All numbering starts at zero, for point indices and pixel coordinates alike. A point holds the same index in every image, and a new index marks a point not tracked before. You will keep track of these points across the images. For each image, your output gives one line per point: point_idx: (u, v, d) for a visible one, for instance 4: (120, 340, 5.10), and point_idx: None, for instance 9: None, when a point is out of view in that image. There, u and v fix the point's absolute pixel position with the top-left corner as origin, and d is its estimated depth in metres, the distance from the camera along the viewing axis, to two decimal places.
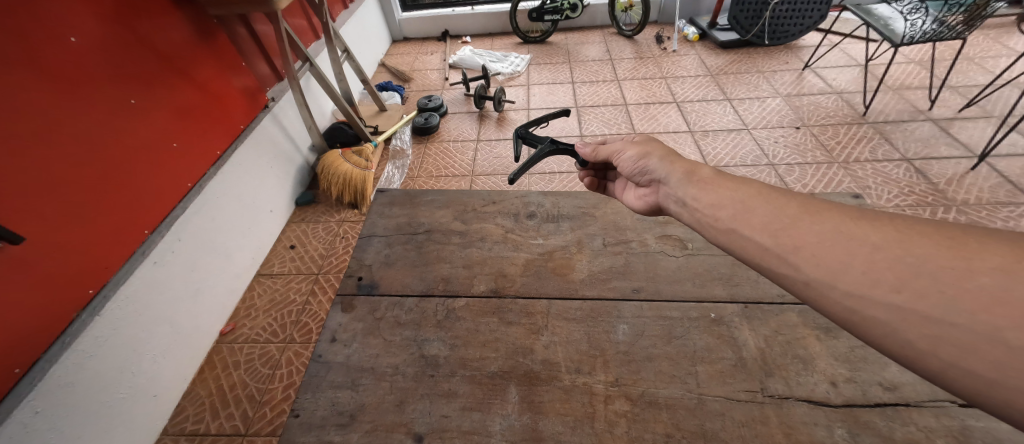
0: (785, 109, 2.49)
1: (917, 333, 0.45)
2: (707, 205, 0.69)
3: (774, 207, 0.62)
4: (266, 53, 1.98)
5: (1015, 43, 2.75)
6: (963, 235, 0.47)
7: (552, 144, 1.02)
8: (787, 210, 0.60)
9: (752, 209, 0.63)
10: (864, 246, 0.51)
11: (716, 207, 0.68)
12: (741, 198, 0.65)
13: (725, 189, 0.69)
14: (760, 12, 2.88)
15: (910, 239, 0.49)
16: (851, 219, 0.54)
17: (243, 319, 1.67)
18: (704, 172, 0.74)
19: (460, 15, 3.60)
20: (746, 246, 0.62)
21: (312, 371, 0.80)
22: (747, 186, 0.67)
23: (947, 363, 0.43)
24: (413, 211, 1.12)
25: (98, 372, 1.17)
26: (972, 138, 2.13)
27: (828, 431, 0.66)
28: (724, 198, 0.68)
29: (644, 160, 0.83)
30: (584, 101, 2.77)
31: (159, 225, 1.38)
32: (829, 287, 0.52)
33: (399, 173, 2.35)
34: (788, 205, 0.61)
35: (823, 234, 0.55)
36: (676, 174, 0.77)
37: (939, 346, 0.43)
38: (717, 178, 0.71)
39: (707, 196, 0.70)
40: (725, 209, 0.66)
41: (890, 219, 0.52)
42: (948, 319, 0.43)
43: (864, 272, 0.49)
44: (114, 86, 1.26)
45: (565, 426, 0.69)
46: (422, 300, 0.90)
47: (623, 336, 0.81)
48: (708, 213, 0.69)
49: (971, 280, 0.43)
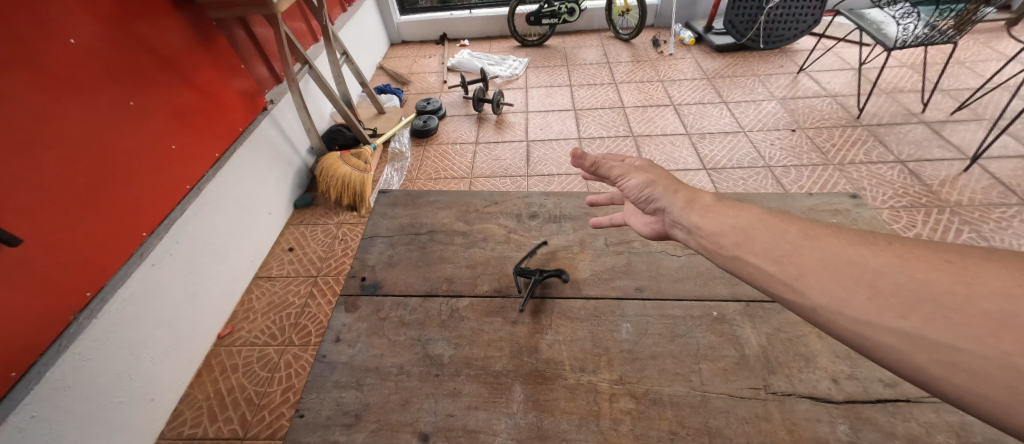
0: (780, 112, 2.52)
1: (929, 359, 0.45)
2: (709, 232, 0.69)
3: (775, 233, 0.62)
4: (265, 56, 1.98)
5: (1004, 47, 2.80)
6: (960, 258, 0.49)
7: (543, 275, 0.90)
8: (788, 237, 0.61)
9: (753, 237, 0.64)
10: (865, 272, 0.52)
11: (718, 234, 0.67)
12: (744, 226, 0.66)
13: (726, 217, 0.69)
14: (755, 16, 2.94)
15: (908, 262, 0.51)
16: (852, 245, 0.56)
17: (241, 322, 1.66)
18: (706, 200, 0.74)
19: (458, 19, 3.62)
20: (750, 265, 0.62)
21: (315, 371, 0.79)
22: (748, 213, 0.67)
23: (962, 388, 0.43)
24: (415, 212, 1.12)
25: (93, 376, 1.16)
26: (964, 140, 2.16)
27: (830, 427, 0.67)
28: (726, 225, 0.67)
29: (648, 189, 0.80)
30: (582, 104, 2.79)
31: (156, 229, 1.37)
32: (837, 315, 0.52)
33: (398, 175, 2.36)
34: (788, 231, 0.62)
35: (825, 259, 0.56)
36: (679, 203, 0.75)
37: (952, 371, 0.44)
38: (720, 207, 0.71)
39: (709, 223, 0.69)
40: (728, 236, 0.66)
41: (888, 242, 0.54)
42: (956, 344, 0.44)
43: (870, 299, 0.50)
44: (111, 87, 1.26)
45: (570, 424, 0.70)
46: (425, 299, 0.90)
47: (627, 334, 0.81)
48: (711, 240, 0.68)
49: (975, 305, 0.44)
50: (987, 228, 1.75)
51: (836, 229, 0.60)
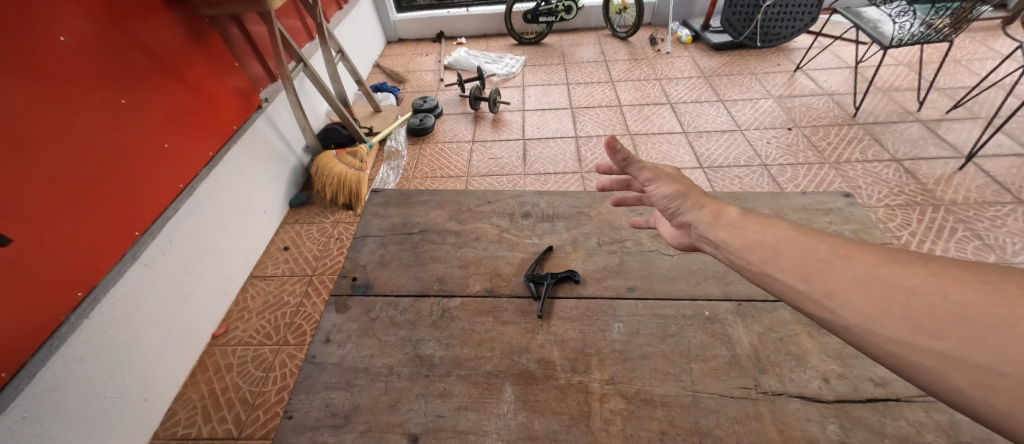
0: (777, 110, 2.52)
1: (968, 381, 0.43)
2: (737, 249, 0.67)
3: (805, 250, 0.61)
4: (260, 53, 1.97)
5: (1000, 46, 2.80)
6: (1001, 279, 0.46)
7: (556, 278, 0.89)
8: (817, 253, 0.60)
9: (781, 252, 0.62)
10: (899, 291, 0.51)
11: (746, 251, 0.66)
12: (772, 241, 0.64)
13: (752, 233, 0.67)
14: (752, 14, 2.95)
15: (946, 282, 0.49)
16: (885, 263, 0.54)
17: (236, 321, 1.66)
18: (733, 215, 0.71)
19: (455, 17, 3.61)
20: (779, 283, 0.61)
21: (305, 372, 0.79)
22: (775, 229, 0.66)
23: (1002, 413, 0.41)
24: (407, 212, 1.12)
25: (86, 375, 1.15)
26: (960, 139, 2.16)
27: (820, 427, 0.66)
28: (754, 241, 0.66)
29: (677, 202, 0.76)
30: (579, 102, 2.78)
31: (149, 227, 1.36)
32: (869, 334, 0.51)
33: (394, 174, 2.35)
34: (818, 247, 0.60)
35: (856, 278, 0.54)
36: (705, 218, 0.73)
37: (992, 394, 0.41)
38: (747, 221, 0.69)
39: (736, 239, 0.68)
40: (756, 252, 0.65)
41: (924, 262, 0.52)
42: (997, 368, 0.42)
43: (904, 319, 0.49)
44: (103, 85, 1.24)
45: (560, 424, 0.69)
46: (416, 300, 0.90)
47: (618, 334, 0.81)
48: (740, 256, 0.66)
49: (1017, 328, 0.42)
50: (982, 226, 1.75)
51: (871, 248, 0.58)
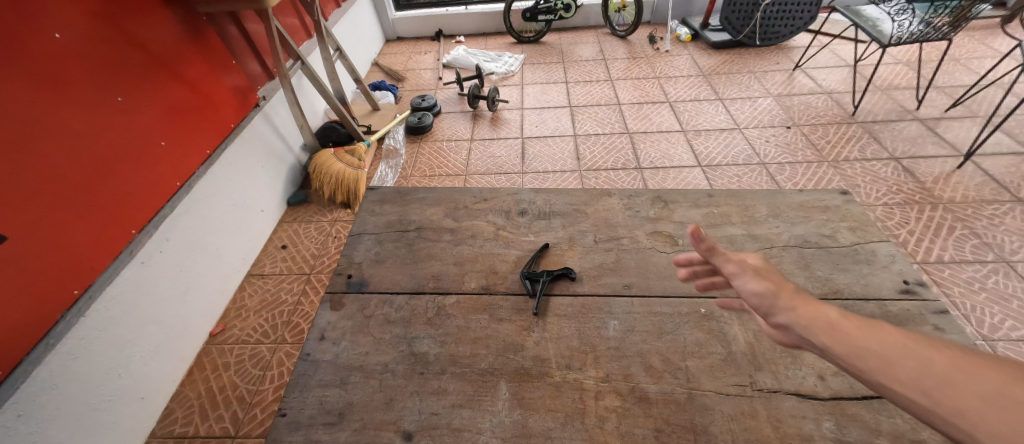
0: (776, 109, 2.51)
1: None
2: (844, 356, 0.55)
3: (920, 359, 0.49)
4: (258, 51, 1.97)
5: (999, 44, 2.80)
6: None
7: (552, 275, 0.89)
8: (935, 363, 0.48)
9: (892, 361, 0.51)
10: None
11: (853, 358, 0.54)
12: (880, 347, 0.53)
13: (856, 335, 0.55)
14: (751, 13, 2.93)
15: None
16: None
17: (233, 320, 1.66)
18: (832, 313, 0.59)
19: (454, 15, 3.60)
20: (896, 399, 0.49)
21: (299, 370, 0.79)
22: (885, 334, 0.54)
23: None
24: (403, 209, 1.12)
25: (82, 374, 1.15)
26: (958, 137, 2.16)
27: (815, 424, 0.66)
28: (862, 347, 0.54)
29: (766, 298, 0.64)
30: (578, 101, 2.77)
31: (145, 226, 1.36)
32: None
33: (392, 172, 2.34)
34: (935, 356, 0.49)
35: (991, 399, 0.43)
36: (800, 318, 0.60)
37: None
38: (850, 321, 0.57)
39: (841, 345, 0.55)
40: (866, 359, 0.53)
41: None
42: None
43: None
44: (97, 83, 1.24)
45: (555, 421, 0.69)
46: (412, 297, 0.90)
47: (614, 332, 0.81)
48: (849, 365, 0.54)
49: None
50: (980, 225, 1.75)
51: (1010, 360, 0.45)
